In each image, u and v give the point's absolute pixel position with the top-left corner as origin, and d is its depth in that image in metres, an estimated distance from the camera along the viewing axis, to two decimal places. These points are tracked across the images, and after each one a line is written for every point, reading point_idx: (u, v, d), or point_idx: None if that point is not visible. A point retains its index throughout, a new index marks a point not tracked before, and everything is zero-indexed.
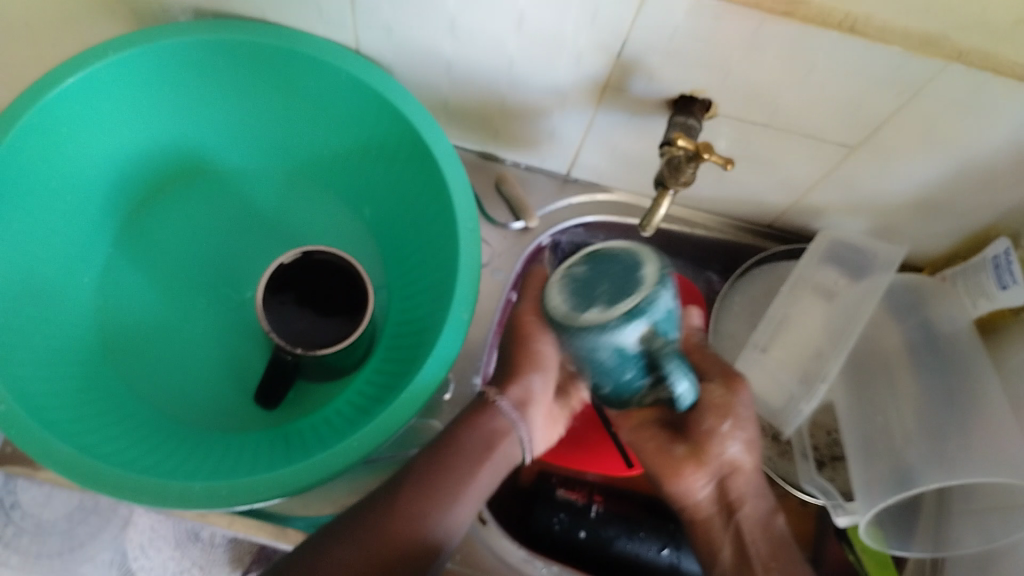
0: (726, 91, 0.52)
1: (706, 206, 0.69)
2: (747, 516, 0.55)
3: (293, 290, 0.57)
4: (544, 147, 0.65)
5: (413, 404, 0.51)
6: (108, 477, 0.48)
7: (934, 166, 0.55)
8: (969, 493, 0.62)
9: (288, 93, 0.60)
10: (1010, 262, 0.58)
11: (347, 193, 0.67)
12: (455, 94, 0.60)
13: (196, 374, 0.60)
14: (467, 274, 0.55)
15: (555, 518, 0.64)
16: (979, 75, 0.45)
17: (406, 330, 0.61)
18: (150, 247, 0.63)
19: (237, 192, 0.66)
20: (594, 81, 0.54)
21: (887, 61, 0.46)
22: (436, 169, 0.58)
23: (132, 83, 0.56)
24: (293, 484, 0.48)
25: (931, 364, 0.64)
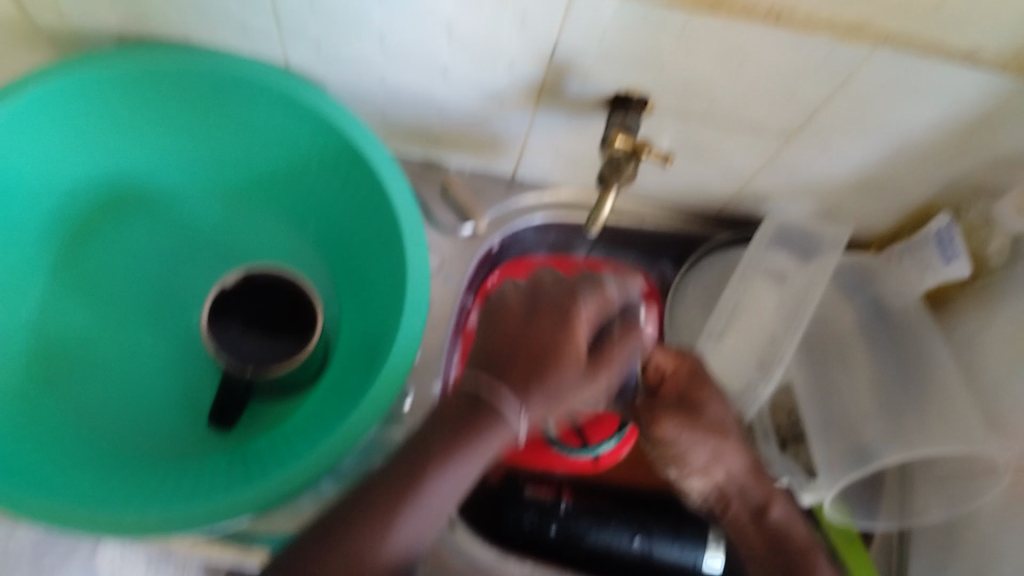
0: (661, 87, 0.52)
1: (653, 198, 0.69)
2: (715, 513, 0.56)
3: (241, 312, 0.57)
4: (486, 152, 0.64)
5: (369, 418, 0.51)
6: (60, 511, 0.47)
7: (873, 146, 0.56)
8: (931, 462, 0.63)
9: (221, 113, 0.59)
10: (952, 235, 0.59)
11: (293, 212, 0.66)
12: (392, 106, 0.59)
13: (156, 397, 0.60)
14: (416, 286, 0.55)
15: (525, 518, 0.64)
16: (907, 58, 0.46)
17: (360, 341, 0.61)
18: (96, 274, 0.62)
19: (179, 217, 0.65)
20: (530, 85, 0.54)
21: (817, 50, 0.46)
22: (377, 180, 0.57)
23: (60, 116, 0.55)
24: (253, 503, 0.48)
25: (884, 341, 0.64)
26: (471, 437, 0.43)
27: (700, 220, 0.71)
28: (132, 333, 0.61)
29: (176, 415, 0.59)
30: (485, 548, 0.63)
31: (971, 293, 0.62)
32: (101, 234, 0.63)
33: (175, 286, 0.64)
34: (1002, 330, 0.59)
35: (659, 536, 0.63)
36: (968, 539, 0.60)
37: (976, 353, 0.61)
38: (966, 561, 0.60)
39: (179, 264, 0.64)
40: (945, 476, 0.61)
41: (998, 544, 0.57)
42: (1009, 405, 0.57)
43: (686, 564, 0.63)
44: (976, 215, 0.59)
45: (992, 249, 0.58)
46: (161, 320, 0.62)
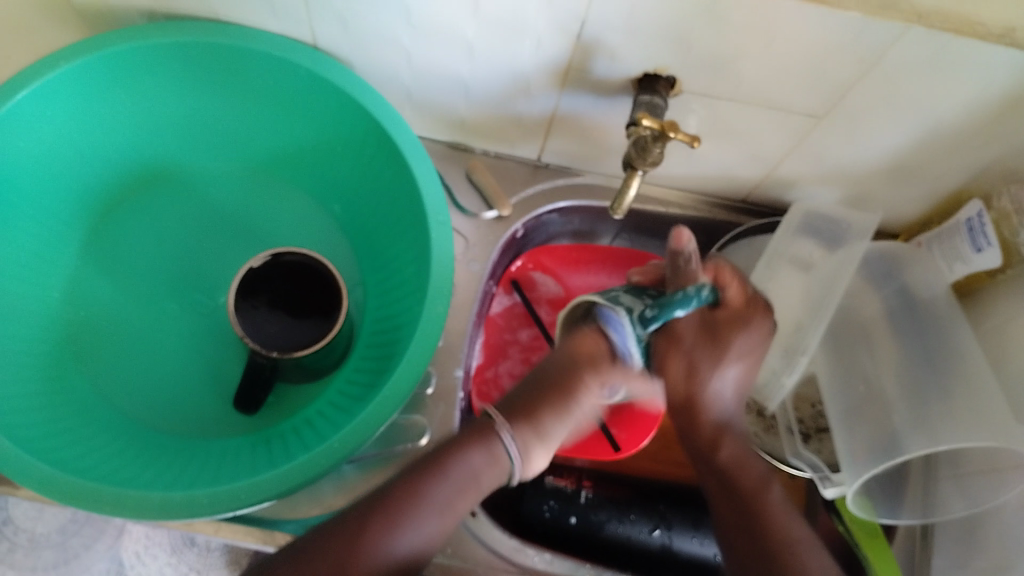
0: (688, 67, 0.51)
1: (678, 184, 0.68)
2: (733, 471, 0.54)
3: (265, 292, 0.56)
4: (512, 134, 0.64)
5: (393, 400, 0.51)
6: (85, 492, 0.47)
7: (903, 130, 0.55)
8: (957, 458, 0.62)
9: (249, 91, 0.59)
10: (983, 225, 0.58)
11: (318, 192, 0.66)
12: (416, 85, 0.59)
13: (177, 377, 0.60)
14: (440, 266, 0.55)
15: (545, 507, 0.64)
16: (940, 37, 0.45)
17: (383, 326, 0.61)
18: (121, 254, 0.62)
19: (205, 196, 0.65)
20: (556, 63, 0.54)
21: (847, 27, 0.45)
22: (402, 162, 0.57)
23: (91, 93, 0.55)
24: (276, 487, 0.48)
25: (911, 332, 0.63)
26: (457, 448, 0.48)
27: (727, 208, 0.70)
28: (156, 313, 0.61)
29: (197, 393, 0.59)
30: (504, 535, 0.60)
31: (1000, 283, 0.61)
32: (126, 214, 0.63)
33: (197, 269, 0.63)
34: None
35: (679, 529, 0.63)
36: (990, 534, 0.59)
37: (1003, 343, 0.60)
38: (988, 555, 0.58)
39: (202, 242, 0.64)
40: (969, 471, 0.60)
41: (1020, 537, 0.56)
42: None
43: (708, 557, 0.62)
44: (1007, 204, 0.57)
45: (1023, 239, 0.56)
46: (186, 301, 0.62)
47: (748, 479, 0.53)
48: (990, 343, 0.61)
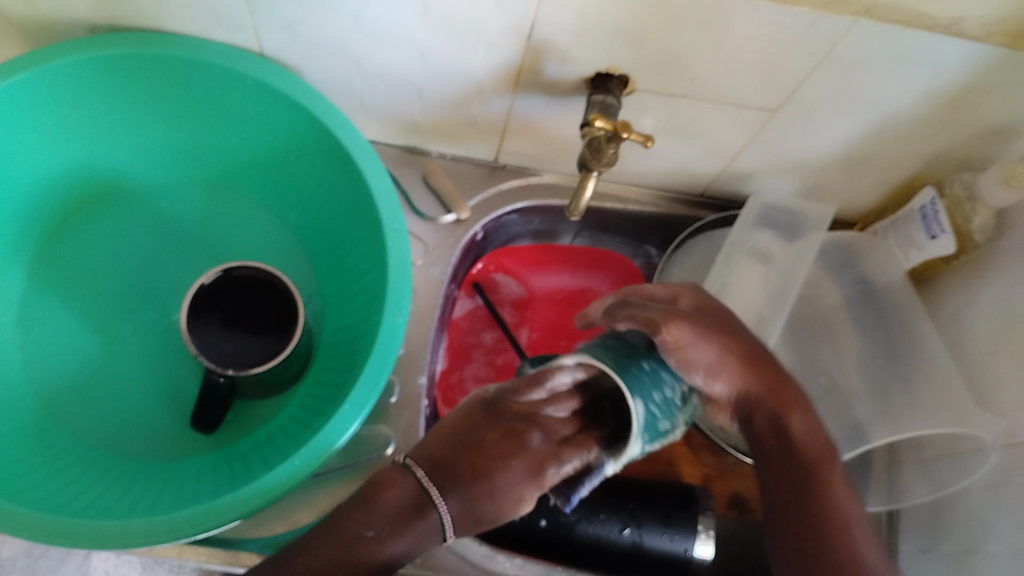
0: (640, 65, 0.51)
1: (636, 181, 0.68)
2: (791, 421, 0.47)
3: (218, 309, 0.55)
4: (467, 137, 0.64)
5: (355, 414, 0.50)
6: (41, 524, 0.46)
7: (855, 121, 0.55)
8: (921, 443, 0.62)
9: (194, 101, 0.57)
10: (936, 211, 0.58)
11: (271, 202, 0.65)
12: (368, 90, 0.58)
13: (132, 398, 0.58)
14: (398, 274, 0.54)
15: (514, 510, 0.63)
16: (889, 30, 0.45)
17: (342, 337, 0.60)
18: (68, 273, 0.60)
19: (155, 210, 0.63)
20: (509, 65, 0.53)
21: (797, 22, 0.45)
22: (356, 169, 0.56)
23: (29, 110, 0.54)
24: (239, 509, 0.47)
25: (871, 321, 0.64)
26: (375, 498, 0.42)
27: (685, 203, 0.70)
28: (110, 333, 0.60)
29: (154, 412, 0.58)
30: (474, 542, 0.62)
31: (957, 268, 0.62)
32: (73, 232, 0.61)
33: (152, 286, 0.62)
34: (985, 305, 0.58)
35: (649, 527, 0.62)
36: (955, 517, 0.60)
37: (960, 328, 0.60)
38: (954, 538, 0.59)
39: (158, 257, 0.63)
40: (931, 456, 0.61)
41: (983, 520, 0.57)
42: (996, 378, 0.56)
43: (679, 552, 0.62)
44: (959, 189, 0.58)
45: (977, 225, 0.58)
46: (139, 319, 0.61)
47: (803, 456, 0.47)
48: (947, 328, 0.62)
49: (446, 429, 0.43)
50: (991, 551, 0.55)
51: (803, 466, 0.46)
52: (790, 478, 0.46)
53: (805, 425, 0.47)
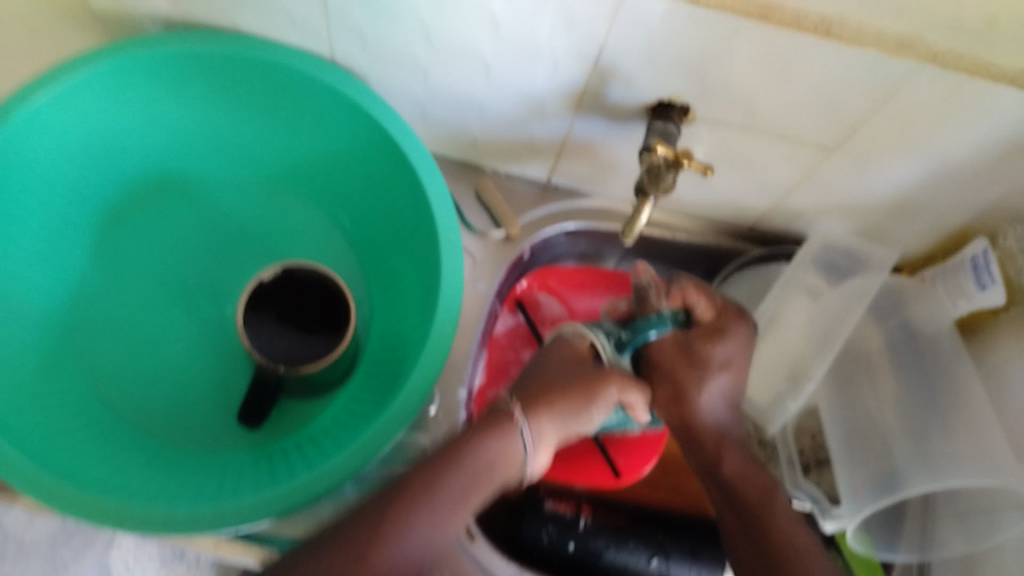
0: (703, 95, 0.52)
1: (686, 211, 0.69)
2: (732, 471, 0.55)
3: (274, 307, 0.56)
4: (523, 155, 0.65)
5: (399, 422, 0.51)
6: (87, 501, 0.47)
7: (911, 166, 0.56)
8: (956, 495, 0.62)
9: (262, 103, 0.59)
10: (988, 262, 0.59)
11: (328, 207, 0.66)
12: (431, 103, 0.60)
13: (180, 387, 0.60)
14: (448, 287, 0.55)
15: (543, 532, 0.64)
16: (954, 76, 0.46)
17: (387, 345, 0.61)
18: (126, 263, 0.62)
19: (215, 208, 0.65)
20: (572, 86, 0.54)
21: (863, 63, 0.46)
22: (415, 178, 0.57)
23: (105, 100, 0.55)
24: (279, 504, 0.48)
25: (914, 368, 0.64)
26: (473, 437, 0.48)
27: (732, 236, 0.71)
28: (164, 324, 0.62)
29: (200, 402, 0.60)
30: (504, 561, 0.62)
31: (1003, 321, 0.62)
32: (134, 226, 0.63)
33: (206, 284, 0.64)
34: None
35: (677, 559, 0.63)
36: (988, 571, 0.59)
37: (1005, 380, 0.60)
38: None
39: (212, 254, 0.64)
40: (966, 510, 0.60)
41: None
42: None
43: None
44: (1012, 243, 0.58)
45: None
46: (192, 311, 0.63)
47: (770, 515, 0.53)
48: (991, 381, 0.61)
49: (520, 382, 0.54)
50: None
51: (756, 523, 0.53)
52: (758, 548, 0.52)
53: (740, 469, 0.55)
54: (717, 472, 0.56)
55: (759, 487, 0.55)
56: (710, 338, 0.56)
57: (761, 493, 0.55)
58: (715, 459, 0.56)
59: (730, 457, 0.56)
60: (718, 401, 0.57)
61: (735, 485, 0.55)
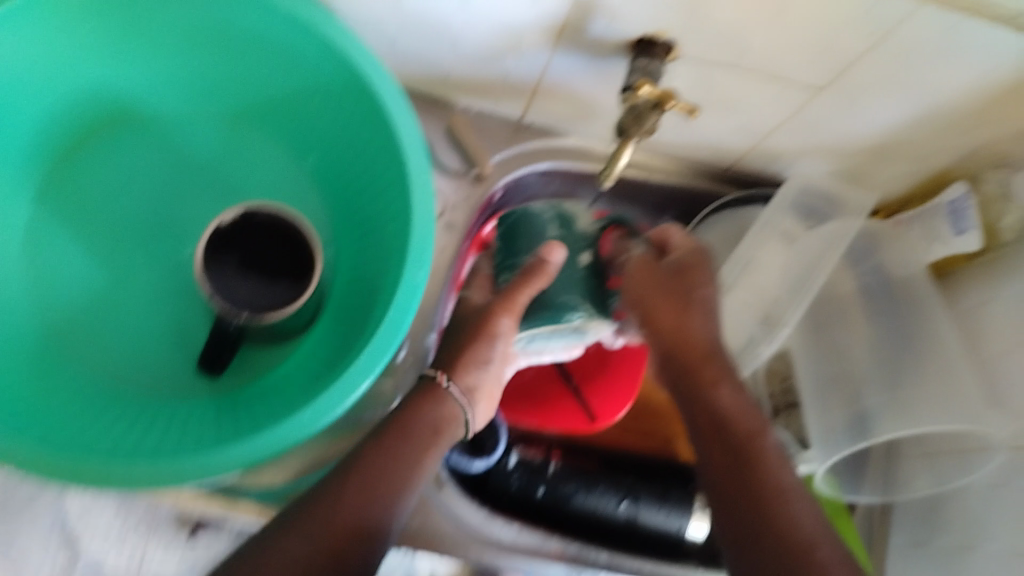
0: (690, 31, 0.49)
1: (662, 152, 0.67)
2: (723, 395, 0.53)
3: (235, 251, 0.53)
4: (495, 91, 0.62)
5: (370, 369, 0.49)
6: (40, 458, 0.44)
7: (898, 107, 0.54)
8: (925, 437, 0.62)
9: (216, 32, 0.55)
10: (967, 206, 0.58)
11: (289, 145, 0.63)
12: (401, 33, 0.56)
13: (135, 336, 0.57)
14: (422, 230, 0.52)
15: (512, 478, 0.63)
16: (953, 16, 0.44)
17: (356, 289, 0.59)
18: (73, 202, 0.58)
19: (167, 143, 0.61)
20: (552, 16, 0.51)
21: (861, 1, 0.44)
22: (383, 113, 0.54)
23: (44, 29, 0.51)
24: (246, 458, 0.46)
25: (887, 311, 0.63)
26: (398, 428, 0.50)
27: (709, 177, 0.69)
28: (118, 269, 0.58)
29: (157, 349, 0.57)
30: (472, 508, 0.60)
31: (978, 266, 0.62)
32: (80, 162, 0.59)
33: (162, 224, 0.60)
34: (1008, 304, 0.58)
35: (646, 501, 0.63)
36: (954, 512, 0.60)
37: (978, 324, 0.60)
38: (951, 534, 0.60)
39: (167, 194, 0.60)
40: (934, 451, 0.61)
41: (985, 518, 0.57)
42: (1014, 380, 0.56)
43: (672, 529, 0.63)
44: (992, 188, 0.57)
45: (1006, 223, 0.57)
46: (147, 255, 0.59)
47: (764, 454, 0.50)
48: (964, 324, 0.62)
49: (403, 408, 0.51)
50: (990, 548, 0.55)
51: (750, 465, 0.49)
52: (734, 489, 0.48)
53: (734, 400, 0.53)
54: (712, 402, 0.52)
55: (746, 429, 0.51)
56: (698, 265, 0.58)
57: (753, 430, 0.51)
58: (711, 380, 0.54)
59: (726, 385, 0.54)
60: (705, 327, 0.56)
61: (732, 416, 0.52)
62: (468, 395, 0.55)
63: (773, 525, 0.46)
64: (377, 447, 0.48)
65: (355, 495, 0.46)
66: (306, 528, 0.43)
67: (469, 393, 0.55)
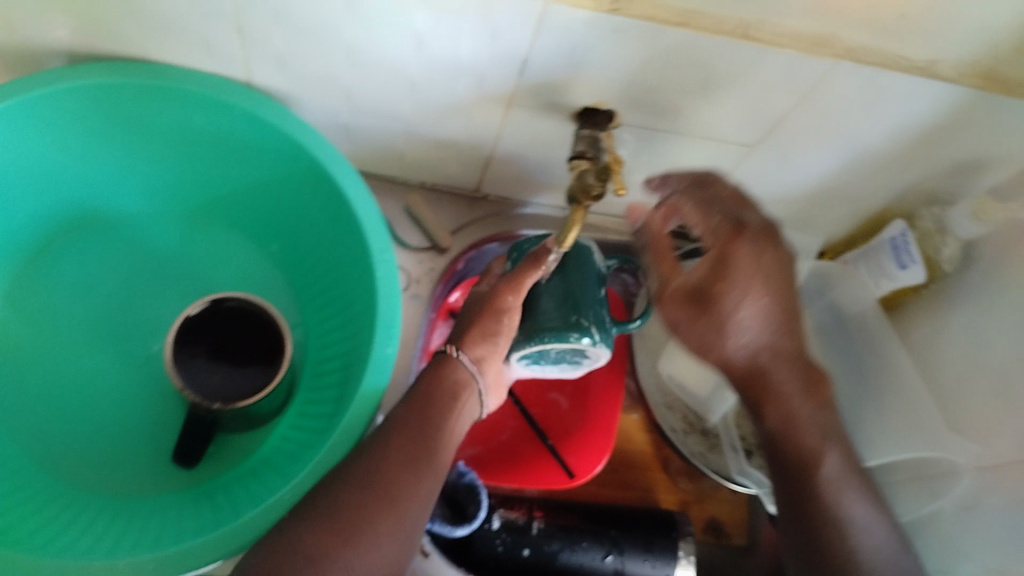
0: (629, 101, 0.52)
1: (615, 212, 0.70)
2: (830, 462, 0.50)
3: (204, 341, 0.54)
4: (450, 167, 0.64)
5: (344, 446, 0.50)
6: (22, 562, 0.45)
7: (831, 156, 0.57)
8: (892, 467, 0.63)
9: (178, 130, 0.57)
10: (907, 243, 0.61)
11: (252, 232, 0.65)
12: (354, 121, 0.58)
13: (108, 432, 0.58)
14: (388, 305, 0.54)
15: (497, 541, 0.63)
16: (868, 71, 0.47)
17: (326, 367, 0.60)
18: (44, 304, 0.59)
19: (135, 240, 0.63)
20: (499, 94, 0.53)
21: (781, 63, 0.47)
22: (342, 198, 0.56)
23: (10, 141, 0.52)
24: (225, 545, 0.46)
25: (844, 348, 0.66)
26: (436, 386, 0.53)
27: None
28: (87, 368, 0.59)
29: (134, 443, 0.58)
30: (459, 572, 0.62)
31: (924, 297, 0.64)
32: (50, 266, 0.60)
33: (130, 319, 0.61)
34: (956, 332, 0.60)
35: (630, 553, 0.64)
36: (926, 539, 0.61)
37: (930, 353, 0.62)
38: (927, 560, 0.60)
39: (134, 292, 0.62)
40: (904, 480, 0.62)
41: (957, 544, 0.58)
42: (968, 405, 0.58)
43: None
44: (930, 223, 0.61)
45: (945, 256, 0.60)
46: (117, 353, 0.60)
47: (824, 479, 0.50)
48: (917, 354, 0.64)
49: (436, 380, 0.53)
50: (965, 573, 0.56)
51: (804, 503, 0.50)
52: (795, 516, 0.50)
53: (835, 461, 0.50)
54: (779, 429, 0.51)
55: (804, 448, 0.50)
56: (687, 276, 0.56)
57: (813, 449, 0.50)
58: (813, 451, 0.50)
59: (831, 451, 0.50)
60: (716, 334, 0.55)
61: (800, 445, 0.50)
62: (479, 364, 0.54)
63: (829, 548, 0.49)
64: (413, 406, 0.51)
65: (402, 453, 0.48)
66: (364, 480, 0.46)
67: (481, 361, 0.54)
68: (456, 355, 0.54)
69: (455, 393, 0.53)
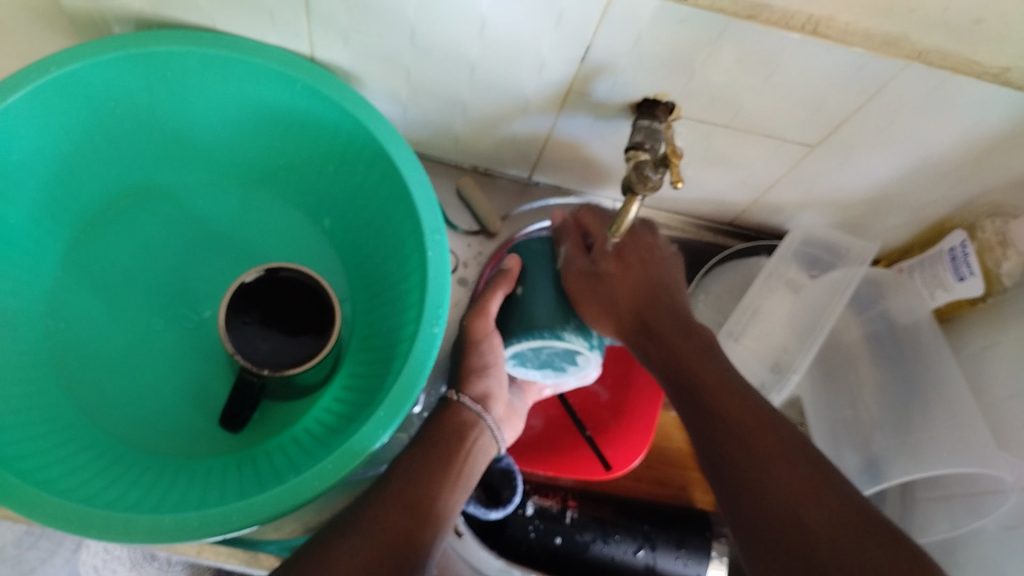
0: (689, 94, 0.52)
1: (669, 207, 0.71)
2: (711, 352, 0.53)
3: (257, 309, 0.55)
4: (504, 153, 0.64)
5: (388, 423, 0.50)
6: (70, 514, 0.46)
7: (894, 160, 0.56)
8: (936, 480, 0.62)
9: (236, 99, 0.58)
10: (967, 254, 0.59)
11: (307, 206, 0.66)
12: (412, 101, 0.59)
13: (155, 392, 0.58)
14: (437, 285, 0.54)
15: (530, 527, 0.65)
16: (939, 75, 0.46)
17: (373, 343, 0.61)
18: (100, 266, 0.61)
19: (191, 208, 0.64)
20: (559, 81, 0.53)
21: (847, 61, 0.46)
22: (398, 177, 0.56)
23: (75, 100, 0.53)
24: (266, 509, 0.47)
25: (892, 356, 0.65)
26: (437, 448, 0.55)
27: (714, 231, 0.73)
28: (140, 331, 0.60)
29: (178, 406, 0.59)
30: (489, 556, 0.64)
31: (980, 310, 0.63)
32: (105, 228, 0.61)
33: (184, 284, 0.62)
34: (1011, 347, 0.59)
35: (663, 549, 0.63)
36: (967, 556, 0.59)
37: (982, 367, 0.61)
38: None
39: (189, 259, 0.62)
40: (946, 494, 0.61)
41: (998, 563, 0.56)
42: (1018, 422, 0.56)
43: None
44: (991, 234, 0.58)
45: (1006, 269, 0.58)
46: (171, 316, 0.61)
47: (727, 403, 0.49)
48: (969, 368, 0.62)
49: (448, 432, 0.57)
50: None
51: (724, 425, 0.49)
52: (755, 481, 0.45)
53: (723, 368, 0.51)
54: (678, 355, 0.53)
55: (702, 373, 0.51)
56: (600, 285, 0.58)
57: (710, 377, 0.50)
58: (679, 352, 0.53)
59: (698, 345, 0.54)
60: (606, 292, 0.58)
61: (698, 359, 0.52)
62: (482, 403, 0.60)
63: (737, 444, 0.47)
64: (421, 456, 0.54)
65: (404, 498, 0.50)
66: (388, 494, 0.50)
67: (484, 400, 0.60)
68: (457, 398, 0.59)
69: (461, 436, 0.57)
